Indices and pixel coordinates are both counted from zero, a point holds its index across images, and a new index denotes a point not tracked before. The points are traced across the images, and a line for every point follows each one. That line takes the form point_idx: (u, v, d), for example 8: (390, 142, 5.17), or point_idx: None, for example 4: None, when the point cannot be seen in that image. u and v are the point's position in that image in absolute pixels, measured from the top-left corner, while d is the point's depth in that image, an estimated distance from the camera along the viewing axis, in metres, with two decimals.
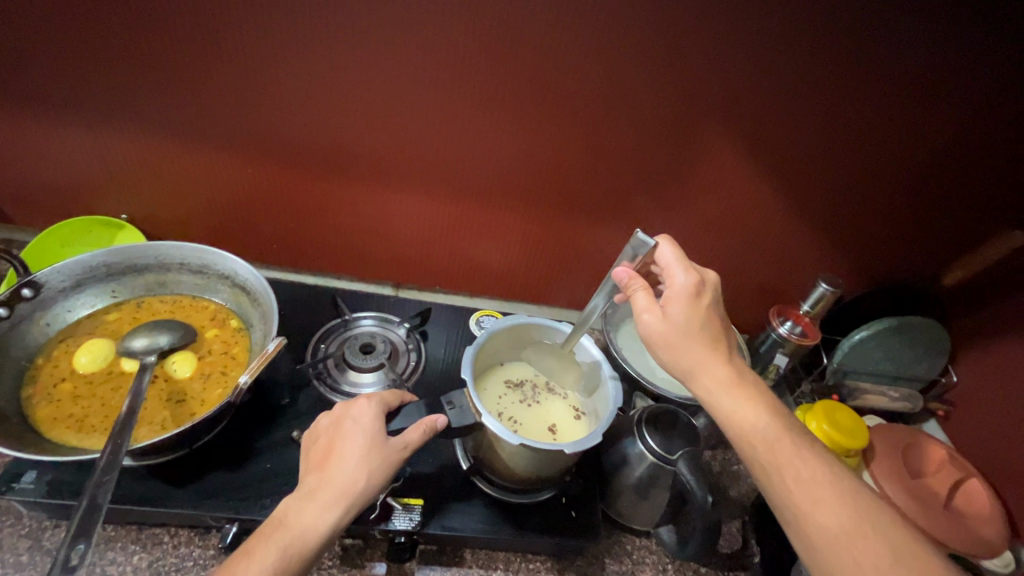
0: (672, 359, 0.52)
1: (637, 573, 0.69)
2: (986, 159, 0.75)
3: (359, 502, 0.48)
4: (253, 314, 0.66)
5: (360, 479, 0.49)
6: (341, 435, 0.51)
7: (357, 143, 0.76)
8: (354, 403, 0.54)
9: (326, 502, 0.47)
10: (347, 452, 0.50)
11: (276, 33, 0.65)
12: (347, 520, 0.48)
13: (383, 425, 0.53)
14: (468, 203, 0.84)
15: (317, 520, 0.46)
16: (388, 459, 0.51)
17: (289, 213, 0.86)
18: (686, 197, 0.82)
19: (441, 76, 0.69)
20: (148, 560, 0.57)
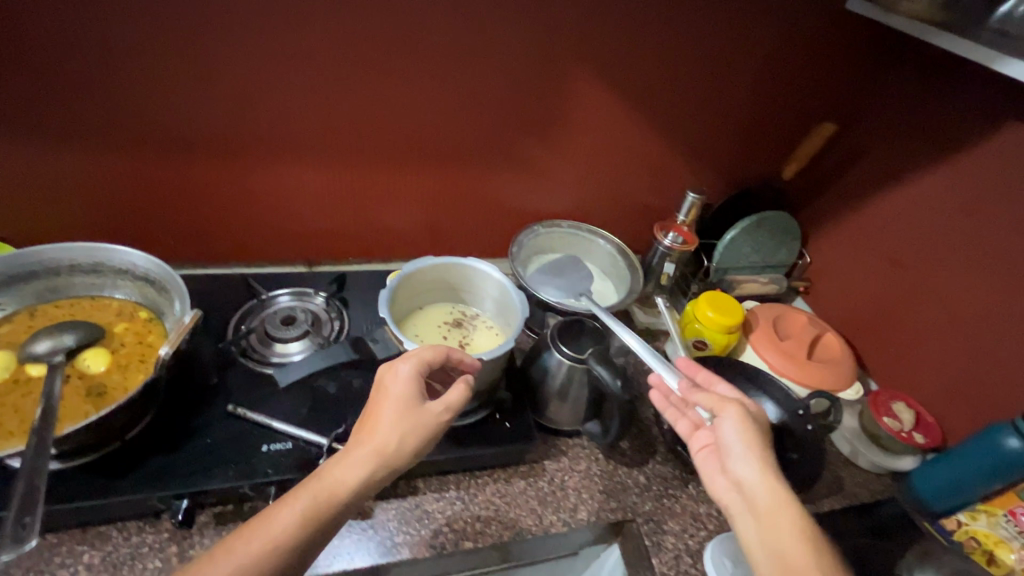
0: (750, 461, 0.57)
1: (574, 466, 0.79)
2: (796, 63, 0.90)
3: (393, 464, 0.53)
4: (162, 302, 0.66)
5: (395, 442, 0.53)
6: (383, 404, 0.56)
7: (233, 113, 0.75)
8: (395, 365, 0.58)
9: (360, 462, 0.52)
10: (384, 415, 0.55)
11: (124, 13, 0.64)
12: (379, 476, 0.53)
13: (419, 388, 0.57)
14: (363, 166, 0.86)
15: (347, 476, 0.51)
16: (420, 422, 0.55)
17: (174, 205, 0.83)
18: (565, 128, 0.89)
19: (306, 30, 0.70)
20: (100, 555, 0.59)
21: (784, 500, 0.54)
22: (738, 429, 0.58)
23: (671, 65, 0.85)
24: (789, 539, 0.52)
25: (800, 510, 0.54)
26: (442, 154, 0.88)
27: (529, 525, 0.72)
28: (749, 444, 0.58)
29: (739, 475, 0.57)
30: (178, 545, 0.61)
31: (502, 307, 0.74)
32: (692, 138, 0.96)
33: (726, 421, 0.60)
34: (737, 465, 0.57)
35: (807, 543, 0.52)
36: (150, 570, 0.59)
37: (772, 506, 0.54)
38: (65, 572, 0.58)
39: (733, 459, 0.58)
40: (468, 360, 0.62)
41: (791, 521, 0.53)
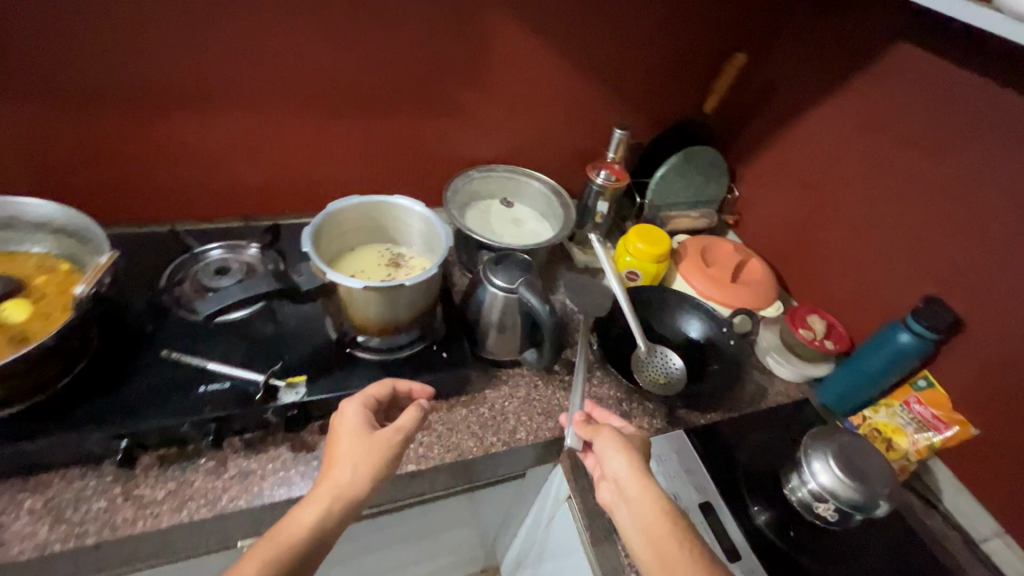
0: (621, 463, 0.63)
1: (514, 393, 0.83)
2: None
3: (349, 496, 0.57)
4: (83, 252, 0.66)
5: (348, 473, 0.58)
6: (336, 441, 0.62)
7: (135, 56, 0.73)
8: (343, 410, 0.64)
9: (317, 499, 0.56)
10: (340, 448, 0.60)
11: None
12: (338, 509, 0.57)
13: (369, 423, 0.63)
14: (287, 116, 0.85)
15: (304, 518, 0.55)
16: (372, 449, 0.60)
17: (89, 164, 0.81)
18: (487, 65, 0.89)
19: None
20: (43, 500, 0.61)
21: (646, 489, 0.60)
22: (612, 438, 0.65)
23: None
24: (648, 520, 0.58)
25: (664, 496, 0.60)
26: (365, 97, 0.87)
27: (471, 447, 0.76)
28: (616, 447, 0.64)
29: (613, 475, 0.63)
30: (122, 487, 0.63)
31: (425, 236, 0.76)
32: (616, 76, 0.99)
33: (598, 438, 0.67)
34: (610, 466, 0.64)
35: (667, 519, 0.58)
36: (95, 510, 0.61)
37: (636, 496, 0.60)
38: (7, 516, 0.59)
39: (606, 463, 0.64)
40: (417, 387, 0.70)
41: (648, 503, 0.59)
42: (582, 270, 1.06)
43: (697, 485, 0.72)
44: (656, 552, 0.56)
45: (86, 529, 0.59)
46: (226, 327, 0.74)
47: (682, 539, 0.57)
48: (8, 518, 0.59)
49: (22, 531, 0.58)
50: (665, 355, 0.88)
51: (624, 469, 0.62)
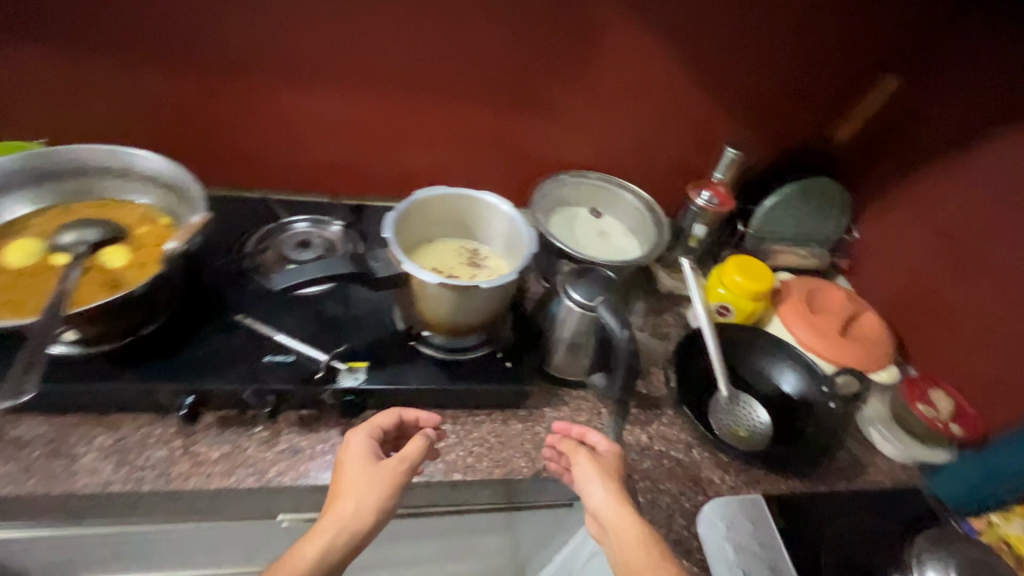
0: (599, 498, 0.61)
1: (575, 417, 0.78)
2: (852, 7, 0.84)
3: (352, 529, 0.55)
4: (182, 208, 0.67)
5: (351, 506, 0.56)
6: (340, 472, 0.59)
7: (254, 20, 0.74)
8: (351, 438, 0.62)
9: (320, 532, 0.54)
10: (347, 478, 0.58)
11: None
12: (342, 542, 0.54)
13: (375, 452, 0.61)
14: (386, 101, 0.84)
15: (304, 553, 0.53)
16: (376, 482, 0.58)
17: (199, 127, 0.83)
18: (596, 61, 0.84)
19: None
20: (113, 439, 0.63)
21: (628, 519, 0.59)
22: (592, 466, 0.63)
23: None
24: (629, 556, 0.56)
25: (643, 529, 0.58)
26: (466, 84, 0.84)
27: (521, 467, 0.71)
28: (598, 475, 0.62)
29: (595, 508, 0.61)
30: (182, 440, 0.65)
31: (506, 240, 0.72)
32: (735, 90, 0.90)
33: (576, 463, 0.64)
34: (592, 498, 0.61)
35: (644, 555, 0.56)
36: (154, 458, 0.63)
37: (622, 531, 0.58)
38: (81, 449, 0.62)
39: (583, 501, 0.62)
40: (425, 417, 0.67)
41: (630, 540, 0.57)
42: (665, 295, 0.98)
43: (771, 563, 0.63)
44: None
45: (145, 476, 0.61)
46: (298, 300, 0.74)
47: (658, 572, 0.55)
48: (81, 451, 0.62)
49: (89, 466, 0.61)
50: (749, 406, 0.78)
51: (606, 497, 0.61)
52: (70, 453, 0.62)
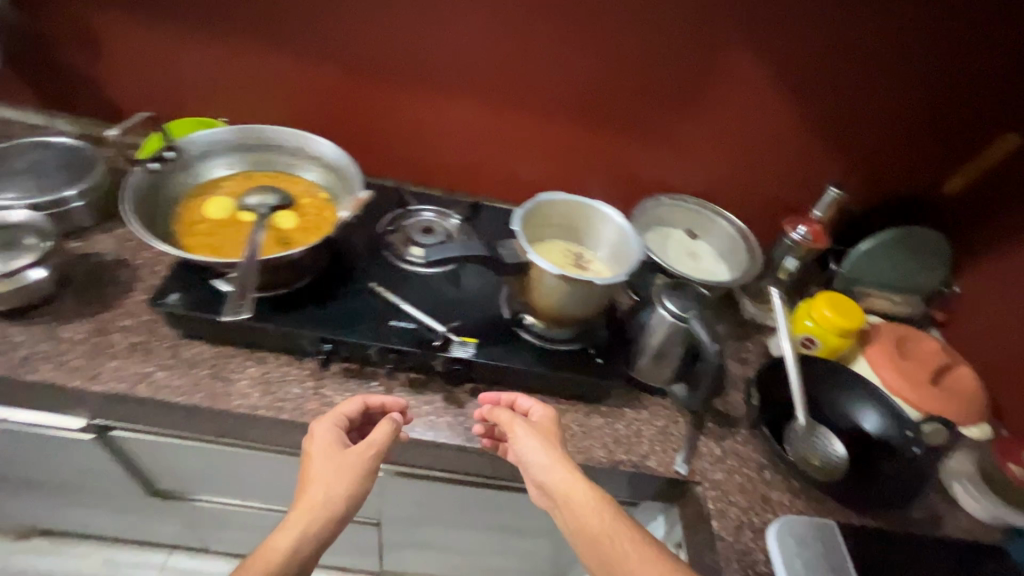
0: (545, 467, 0.65)
1: (653, 421, 0.82)
2: (976, 62, 0.85)
3: (323, 516, 0.58)
4: (340, 187, 0.79)
5: (322, 491, 0.60)
6: (308, 462, 0.63)
7: (416, 35, 0.87)
8: (317, 428, 0.66)
9: (292, 523, 0.58)
10: (316, 468, 0.62)
11: None
12: (315, 529, 0.58)
13: (339, 441, 0.65)
14: (512, 113, 0.94)
15: (280, 543, 0.56)
16: (343, 469, 0.62)
17: (350, 121, 0.96)
18: (709, 92, 0.90)
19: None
20: (260, 371, 0.75)
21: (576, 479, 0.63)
22: (532, 438, 0.67)
23: (834, 37, 0.83)
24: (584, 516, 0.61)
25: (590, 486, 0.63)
26: (586, 103, 0.92)
27: (600, 456, 0.77)
28: (541, 442, 0.67)
29: (541, 480, 0.65)
30: (314, 382, 0.75)
31: (612, 244, 0.77)
32: (843, 133, 0.93)
33: (513, 434, 0.67)
34: (538, 460, 0.65)
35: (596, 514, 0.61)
36: (292, 392, 0.74)
37: (573, 496, 0.62)
38: (236, 374, 0.74)
39: (529, 473, 0.66)
40: (389, 400, 0.71)
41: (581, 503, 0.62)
42: (746, 321, 1.01)
43: None
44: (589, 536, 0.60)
45: (284, 405, 0.72)
46: (418, 278, 0.83)
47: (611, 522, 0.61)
48: (237, 376, 0.74)
49: (242, 389, 0.73)
50: (825, 438, 0.79)
51: (550, 459, 0.65)
52: (228, 376, 0.74)
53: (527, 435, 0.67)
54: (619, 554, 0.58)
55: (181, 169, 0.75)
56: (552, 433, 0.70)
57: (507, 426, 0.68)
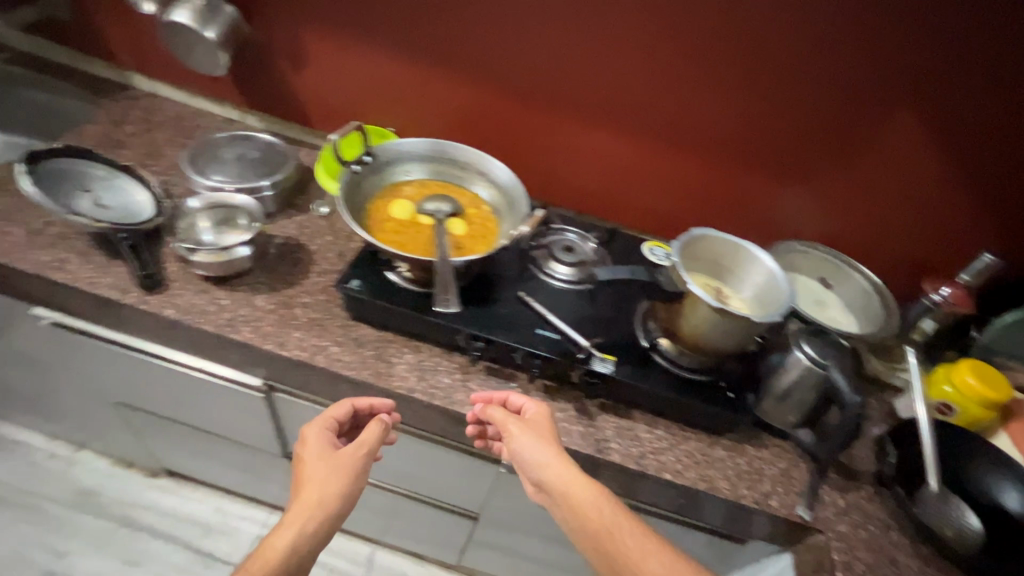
0: (540, 474, 0.71)
1: (775, 462, 0.83)
2: None
3: (317, 517, 0.67)
4: (503, 203, 0.87)
5: (317, 493, 0.68)
6: (302, 464, 0.72)
7: (584, 70, 0.94)
8: (309, 431, 0.75)
9: (291, 523, 0.66)
10: (311, 470, 0.71)
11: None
12: (310, 528, 0.67)
13: (329, 444, 0.74)
14: (659, 148, 1.00)
15: (280, 542, 0.65)
16: (334, 471, 0.71)
17: (505, 140, 1.05)
18: (857, 146, 0.91)
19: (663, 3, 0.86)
20: (416, 358, 0.83)
21: (574, 478, 0.70)
22: (530, 444, 0.72)
23: (1010, 107, 0.82)
24: (582, 515, 0.68)
25: (584, 488, 0.69)
26: (732, 146, 0.96)
27: (722, 488, 0.79)
28: (536, 442, 0.73)
29: (540, 481, 0.71)
30: (462, 376, 0.83)
31: (757, 286, 0.79)
32: (1003, 202, 0.91)
33: (507, 434, 0.73)
34: (540, 458, 0.71)
35: (590, 514, 0.67)
36: (443, 382, 0.81)
37: (568, 500, 0.68)
38: (396, 358, 0.83)
39: (530, 471, 0.72)
40: (377, 403, 0.78)
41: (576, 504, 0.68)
42: (869, 379, 0.97)
43: None
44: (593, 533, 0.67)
45: (437, 393, 0.80)
46: (558, 293, 0.90)
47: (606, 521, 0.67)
48: (397, 360, 0.83)
49: (402, 372, 0.81)
50: (958, 508, 0.74)
51: (550, 458, 0.71)
52: (389, 358, 0.83)
53: (524, 440, 0.73)
54: (620, 548, 0.65)
55: (374, 172, 0.85)
56: (546, 428, 0.75)
57: (501, 425, 0.74)
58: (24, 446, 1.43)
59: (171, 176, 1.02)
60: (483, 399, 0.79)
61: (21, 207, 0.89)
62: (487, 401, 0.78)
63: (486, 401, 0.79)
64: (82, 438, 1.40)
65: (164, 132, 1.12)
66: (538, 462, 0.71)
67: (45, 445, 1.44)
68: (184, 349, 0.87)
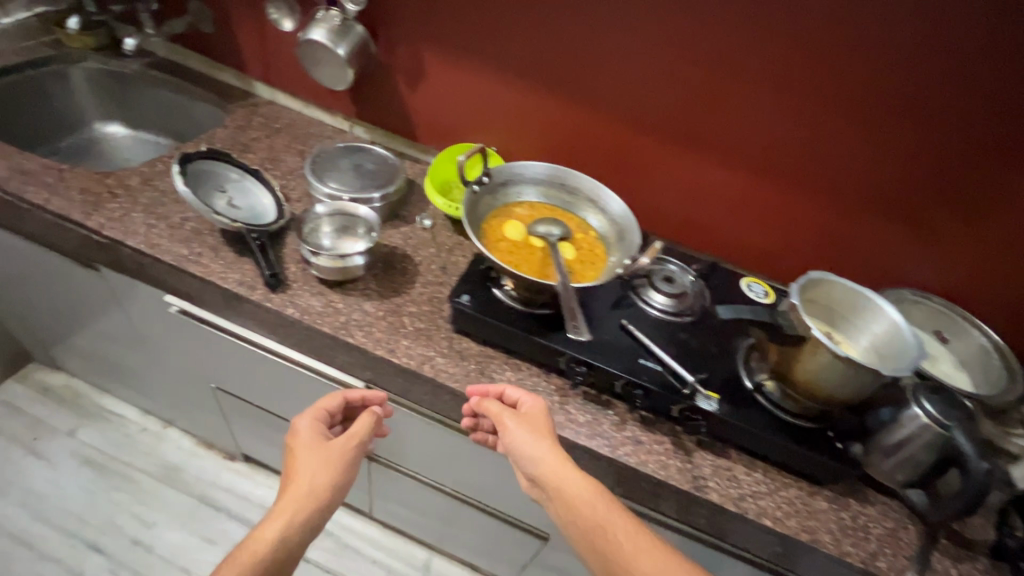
0: (534, 469, 0.72)
1: (882, 520, 0.79)
2: None
3: (308, 506, 0.72)
4: (611, 229, 0.88)
5: (308, 484, 0.74)
6: (296, 451, 0.78)
7: (697, 103, 0.96)
8: (301, 422, 0.82)
9: (280, 512, 0.71)
10: (301, 460, 0.76)
11: (671, 32, 0.91)
12: (301, 518, 0.71)
13: (317, 435, 0.80)
14: (764, 184, 1.00)
15: (272, 531, 0.69)
16: (324, 460, 0.77)
17: (608, 165, 1.08)
18: (983, 198, 0.88)
19: (770, 36, 0.86)
20: (516, 377, 0.85)
21: (567, 471, 0.71)
22: (524, 435, 0.74)
23: None
24: (569, 513, 0.69)
25: (572, 482, 0.70)
26: (843, 187, 0.95)
27: (826, 542, 0.76)
28: (530, 434, 0.74)
29: (531, 475, 0.73)
30: (559, 398, 0.84)
31: (878, 338, 0.76)
32: None
33: (503, 427, 0.75)
34: (528, 451, 0.73)
35: (579, 510, 0.69)
36: (542, 403, 0.82)
37: (558, 496, 0.70)
38: (497, 374, 0.85)
39: (525, 465, 0.74)
40: (370, 395, 0.88)
41: (566, 500, 0.70)
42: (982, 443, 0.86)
43: None
44: (586, 527, 0.68)
45: None
46: (658, 323, 0.90)
47: (601, 517, 0.68)
48: (498, 376, 0.84)
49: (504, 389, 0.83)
50: None
51: (542, 452, 0.73)
52: (490, 374, 0.85)
53: (516, 432, 0.74)
54: (613, 542, 0.66)
55: (490, 192, 0.88)
56: (541, 422, 0.76)
57: (495, 417, 0.76)
58: (120, 418, 1.54)
59: (290, 181, 1.08)
60: (479, 391, 0.81)
61: (163, 203, 0.97)
62: (482, 393, 0.80)
63: (482, 393, 0.81)
64: (172, 417, 1.49)
65: (282, 138, 1.19)
66: (529, 456, 0.73)
67: (138, 419, 1.55)
68: (296, 347, 0.92)
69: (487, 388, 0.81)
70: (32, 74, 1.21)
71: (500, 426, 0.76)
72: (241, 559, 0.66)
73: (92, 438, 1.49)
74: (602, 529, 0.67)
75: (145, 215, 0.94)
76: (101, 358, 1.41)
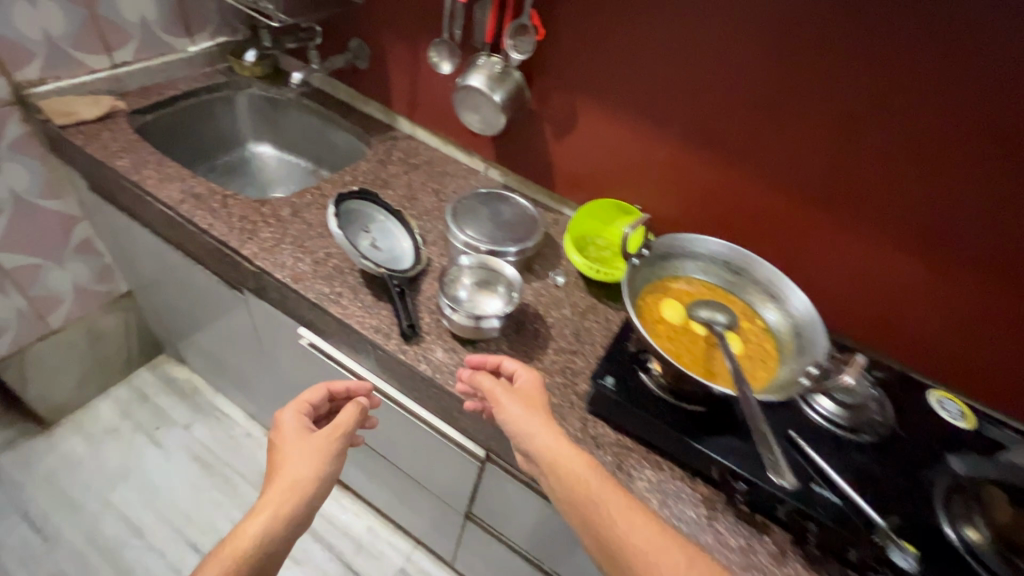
0: (527, 449, 0.68)
1: None
2: None
3: (291, 502, 0.68)
4: (784, 322, 0.77)
5: (292, 476, 0.70)
6: (279, 446, 0.75)
7: (897, 187, 0.82)
8: (287, 411, 0.80)
9: (263, 510, 0.66)
10: (287, 451, 0.73)
11: (879, 106, 0.78)
12: (283, 513, 0.67)
13: (302, 428, 0.77)
14: (971, 287, 0.83)
15: (255, 529, 0.64)
16: (312, 445, 0.74)
17: (769, 239, 0.97)
18: None
19: (955, 100, 0.73)
20: (657, 477, 0.75)
21: (561, 449, 0.67)
22: (517, 410, 0.71)
23: None
24: (566, 500, 0.64)
25: (565, 463, 0.66)
26: None
27: None
28: (523, 409, 0.71)
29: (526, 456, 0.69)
30: (707, 512, 0.73)
31: None
32: None
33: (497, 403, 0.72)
34: (523, 431, 0.69)
35: (575, 495, 0.64)
36: (688, 515, 0.72)
37: (552, 479, 0.65)
38: (636, 471, 0.75)
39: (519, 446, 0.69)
40: (355, 385, 0.86)
41: (562, 483, 0.65)
42: None
43: None
44: (585, 513, 0.63)
45: (682, 527, 0.70)
46: (831, 438, 0.76)
47: (605, 504, 0.63)
48: (636, 473, 0.75)
49: (644, 492, 0.73)
50: None
51: (537, 428, 0.69)
52: (628, 470, 0.75)
53: (510, 408, 0.71)
54: (613, 527, 0.61)
55: (647, 265, 0.80)
56: (535, 398, 0.73)
57: (490, 388, 0.73)
58: (229, 419, 1.62)
59: (426, 223, 1.07)
60: (474, 365, 0.79)
61: (310, 236, 0.98)
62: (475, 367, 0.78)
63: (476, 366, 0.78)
64: None
65: (419, 175, 1.19)
66: (523, 433, 0.69)
67: (244, 423, 1.62)
68: (419, 400, 0.88)
69: (481, 364, 0.79)
70: (207, 100, 1.31)
71: (493, 399, 0.73)
72: (225, 561, 0.61)
73: (202, 435, 1.57)
74: (603, 512, 0.62)
75: (293, 247, 0.96)
76: (222, 362, 1.49)
